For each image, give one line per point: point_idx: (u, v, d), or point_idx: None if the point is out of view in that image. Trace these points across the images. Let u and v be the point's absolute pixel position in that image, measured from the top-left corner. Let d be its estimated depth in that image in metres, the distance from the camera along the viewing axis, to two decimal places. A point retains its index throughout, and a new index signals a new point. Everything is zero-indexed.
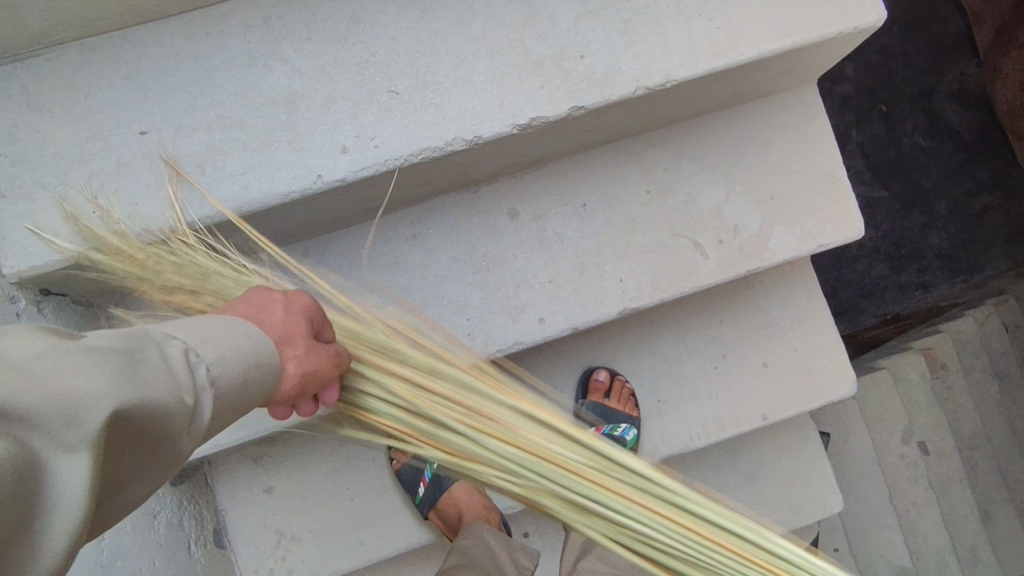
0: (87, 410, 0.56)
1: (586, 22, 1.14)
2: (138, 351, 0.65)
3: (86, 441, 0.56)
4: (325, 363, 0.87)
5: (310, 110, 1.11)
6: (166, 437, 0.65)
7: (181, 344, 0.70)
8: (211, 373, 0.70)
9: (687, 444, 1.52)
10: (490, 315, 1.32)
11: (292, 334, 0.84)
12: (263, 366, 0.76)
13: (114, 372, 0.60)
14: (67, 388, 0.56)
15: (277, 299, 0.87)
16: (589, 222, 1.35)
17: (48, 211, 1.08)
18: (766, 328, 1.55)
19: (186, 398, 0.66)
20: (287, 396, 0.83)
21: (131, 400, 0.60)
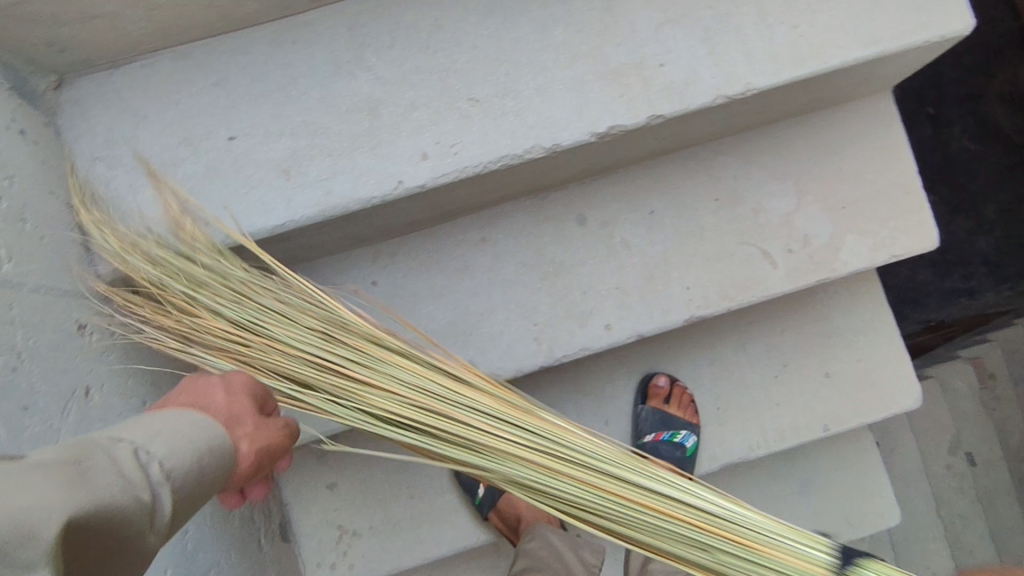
0: (43, 525, 0.48)
1: (667, 30, 1.14)
2: (82, 458, 0.57)
3: (46, 559, 0.47)
4: (275, 439, 0.83)
5: (392, 117, 1.13)
6: (127, 542, 0.57)
7: (129, 444, 0.63)
8: (165, 467, 0.63)
9: (747, 451, 1.52)
10: (556, 320, 1.33)
11: (237, 416, 0.79)
12: (217, 452, 0.70)
13: (58, 482, 0.52)
14: (10, 508, 0.48)
15: (217, 380, 0.83)
16: (657, 229, 1.36)
17: (140, 213, 1.12)
18: (830, 338, 1.53)
19: (144, 496, 0.59)
20: (240, 478, 0.77)
21: (84, 508, 0.52)
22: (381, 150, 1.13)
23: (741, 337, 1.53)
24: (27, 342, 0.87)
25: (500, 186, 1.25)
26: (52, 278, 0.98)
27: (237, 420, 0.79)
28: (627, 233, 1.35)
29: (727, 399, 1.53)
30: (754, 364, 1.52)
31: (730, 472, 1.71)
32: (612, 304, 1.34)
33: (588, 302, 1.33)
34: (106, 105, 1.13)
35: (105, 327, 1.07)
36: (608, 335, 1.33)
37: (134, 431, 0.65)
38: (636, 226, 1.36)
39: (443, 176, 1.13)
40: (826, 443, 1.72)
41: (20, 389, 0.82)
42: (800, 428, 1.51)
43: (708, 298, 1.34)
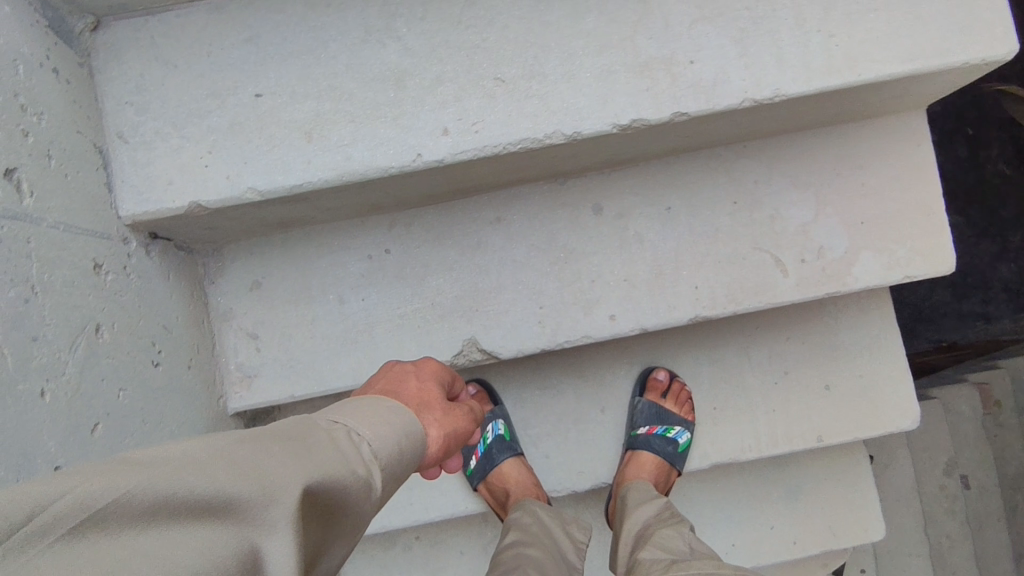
0: (283, 493, 0.61)
1: (700, 27, 1.12)
2: (309, 437, 0.71)
3: (286, 519, 0.60)
4: (460, 426, 0.95)
5: (417, 89, 1.14)
6: (344, 509, 0.71)
7: (345, 429, 0.76)
8: (373, 449, 0.76)
9: (737, 453, 1.53)
10: (563, 307, 1.35)
11: (427, 403, 0.92)
12: (412, 436, 0.82)
13: (295, 456, 0.66)
14: (262, 474, 0.61)
15: (410, 373, 0.97)
16: (672, 225, 1.35)
17: (165, 160, 1.14)
18: (833, 351, 1.53)
19: (358, 471, 0.72)
20: (433, 458, 0.89)
21: (311, 478, 0.65)
22: (403, 120, 1.14)
23: (745, 341, 1.53)
24: (39, 275, 0.91)
25: (521, 166, 1.25)
26: (72, 215, 1.01)
27: (426, 407, 0.91)
28: (643, 228, 1.35)
29: (723, 399, 1.54)
30: (754, 369, 1.52)
31: (720, 472, 1.73)
32: (619, 296, 1.35)
33: (594, 293, 1.35)
34: (140, 50, 1.14)
35: (120, 268, 1.10)
36: (611, 327, 1.35)
37: (351, 417, 0.79)
38: (651, 220, 1.36)
39: (462, 153, 1.14)
40: (819, 454, 1.73)
41: (30, 320, 0.87)
42: (793, 436, 1.52)
43: (715, 301, 1.34)
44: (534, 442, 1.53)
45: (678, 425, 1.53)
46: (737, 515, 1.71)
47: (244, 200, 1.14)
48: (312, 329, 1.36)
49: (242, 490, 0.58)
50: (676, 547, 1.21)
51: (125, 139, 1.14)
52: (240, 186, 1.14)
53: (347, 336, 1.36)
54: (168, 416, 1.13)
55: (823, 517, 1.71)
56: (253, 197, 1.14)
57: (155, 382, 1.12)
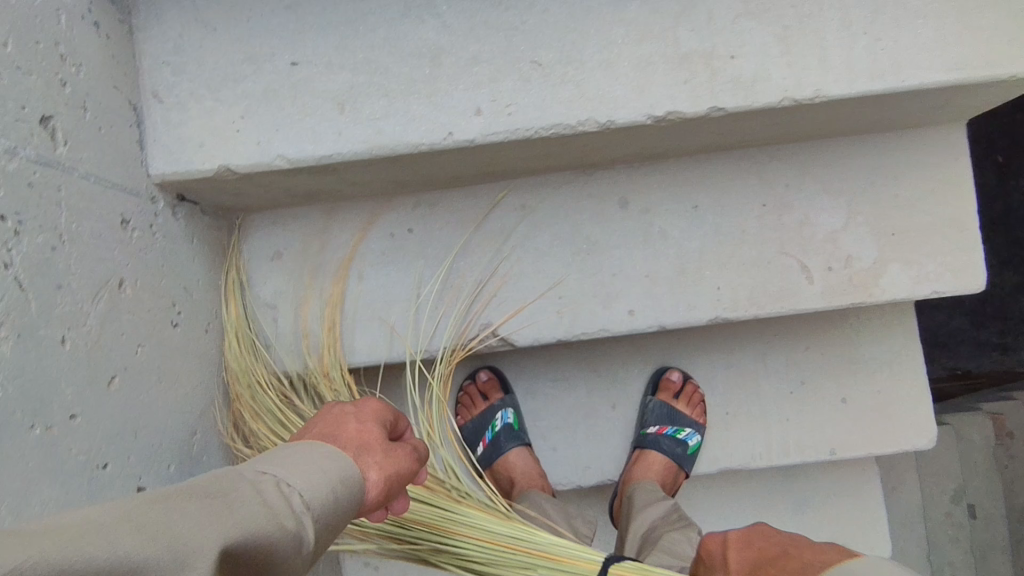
0: (199, 559, 0.57)
1: (744, 22, 1.11)
2: (234, 490, 0.68)
3: None
4: (402, 466, 0.95)
5: (453, 68, 1.13)
6: (269, 566, 0.68)
7: (274, 478, 0.74)
8: (304, 498, 0.74)
9: (747, 459, 1.52)
10: (582, 298, 1.34)
11: (367, 446, 0.92)
12: (346, 482, 0.81)
13: (215, 514, 0.63)
14: (177, 538, 0.57)
15: (349, 415, 0.97)
16: (698, 224, 1.34)
17: (198, 123, 1.14)
18: (852, 363, 1.50)
19: (287, 524, 0.70)
20: (372, 503, 0.89)
21: (229, 538, 0.62)
22: (437, 98, 1.13)
23: (762, 348, 1.51)
24: (68, 224, 0.91)
25: (550, 153, 1.24)
26: (103, 169, 1.01)
27: (366, 450, 0.91)
28: (669, 224, 1.34)
29: (736, 405, 1.52)
30: (770, 377, 1.51)
31: (727, 479, 1.71)
32: (639, 291, 1.33)
33: (616, 286, 1.34)
34: (180, 11, 1.14)
35: (146, 227, 1.10)
36: (630, 321, 1.34)
37: (281, 465, 0.77)
38: (677, 217, 1.34)
39: (494, 135, 1.13)
40: (828, 467, 1.71)
41: (56, 267, 0.87)
42: (804, 447, 1.51)
43: (737, 303, 1.33)
44: (543, 434, 1.52)
45: (688, 427, 1.50)
46: (740, 524, 1.69)
47: (273, 166, 1.14)
48: (330, 304, 1.36)
49: (151, 557, 0.55)
50: (683, 553, 1.19)
51: (159, 99, 1.14)
52: (271, 153, 1.13)
53: (364, 313, 1.36)
54: (183, 378, 1.13)
55: (829, 532, 1.68)
56: (283, 164, 1.14)
57: (172, 343, 1.12)
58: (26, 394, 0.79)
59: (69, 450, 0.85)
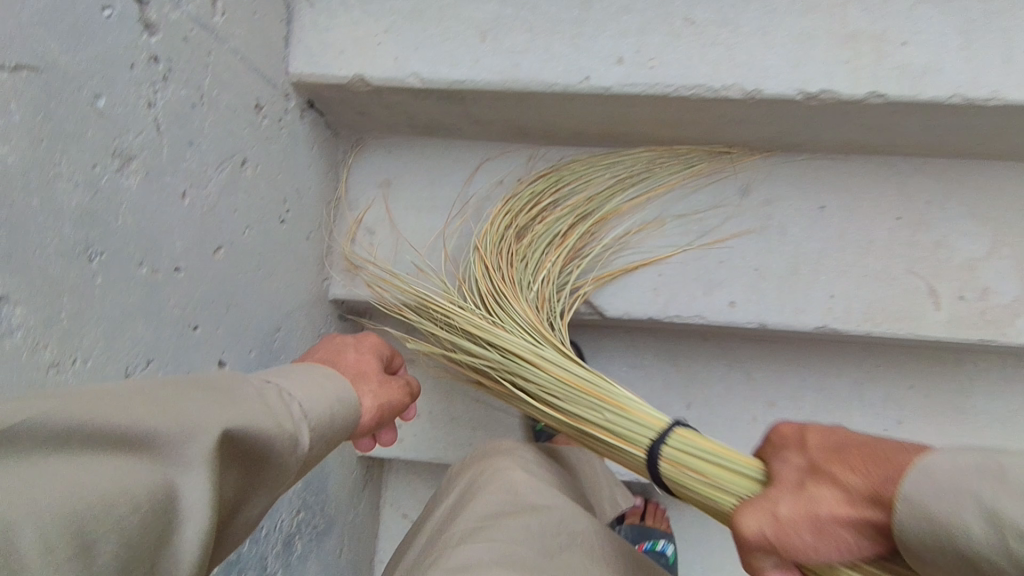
0: (202, 430, 0.57)
1: (922, 10, 1.04)
2: (238, 384, 0.67)
3: (203, 458, 0.56)
4: (395, 397, 1.02)
5: (603, 13, 1.11)
6: (270, 462, 0.67)
7: (277, 384, 0.73)
8: (303, 406, 0.73)
9: None
10: (682, 279, 1.28)
11: (364, 373, 0.99)
12: (344, 402, 0.82)
13: (218, 398, 0.62)
14: (182, 413, 0.56)
15: (350, 345, 1.05)
16: (822, 225, 1.25)
17: (342, 30, 1.15)
18: (959, 412, 1.38)
19: (285, 424, 0.68)
20: (366, 424, 0.95)
21: (234, 422, 0.61)
22: (581, 41, 1.11)
23: (862, 376, 1.40)
24: (209, 88, 0.93)
25: (682, 121, 1.19)
26: (249, 51, 1.03)
27: (363, 377, 0.98)
28: (789, 219, 1.26)
29: None
30: (865, 409, 1.39)
31: None
32: (745, 284, 1.26)
33: (720, 273, 1.27)
34: None
35: (275, 120, 1.12)
36: (729, 313, 1.26)
37: (281, 377, 0.76)
38: (801, 215, 1.26)
39: (631, 85, 1.09)
40: None
41: (191, 124, 0.89)
42: None
43: (850, 315, 1.23)
44: None
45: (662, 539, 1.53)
46: None
47: (405, 83, 1.14)
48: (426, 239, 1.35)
49: (156, 425, 0.54)
50: None
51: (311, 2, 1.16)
52: (405, 69, 1.14)
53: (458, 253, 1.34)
54: (279, 274, 1.14)
55: None
56: (415, 83, 1.14)
57: (275, 237, 1.13)
58: (142, 232, 0.80)
59: (168, 299, 0.86)
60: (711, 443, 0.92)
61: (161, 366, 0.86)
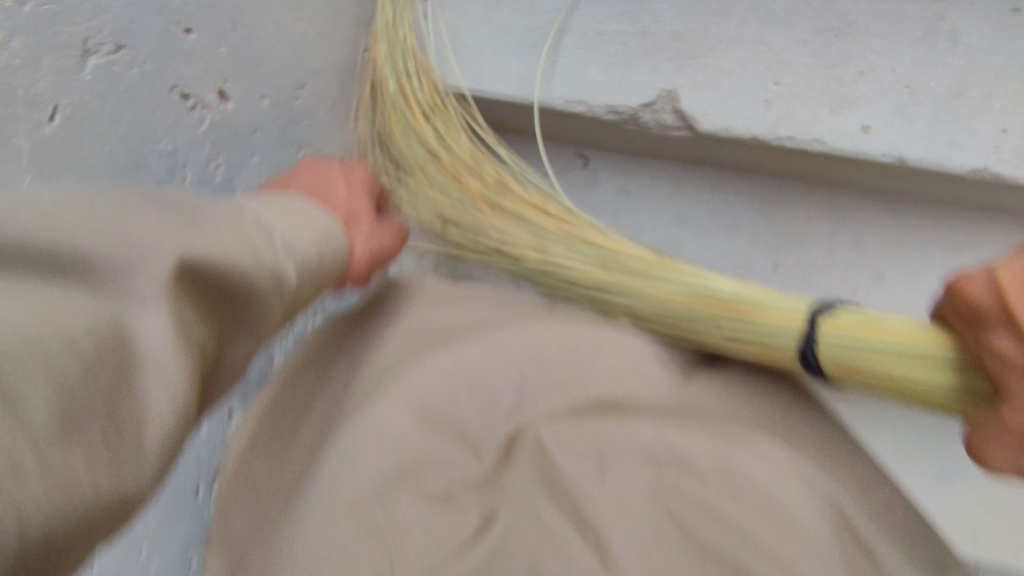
0: (156, 255, 0.46)
1: None
2: (207, 207, 0.54)
3: (159, 286, 0.46)
4: (387, 246, 0.83)
5: None
6: (250, 302, 0.54)
7: (255, 213, 0.58)
8: (290, 240, 0.60)
9: None
10: (806, 90, 1.00)
11: (356, 213, 0.79)
12: (333, 240, 0.66)
13: (180, 222, 0.50)
14: (127, 234, 0.46)
15: (336, 173, 0.81)
16: (1009, 32, 0.95)
17: None
18: None
19: (266, 256, 0.55)
20: (356, 276, 0.79)
21: (202, 250, 0.49)
22: None
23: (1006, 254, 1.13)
24: None
25: None
26: None
27: (353, 219, 0.79)
28: (961, 24, 0.96)
29: None
30: None
31: None
32: (890, 104, 0.97)
33: (859, 88, 0.98)
34: None
35: None
36: (860, 141, 0.99)
37: (264, 205, 0.62)
38: (981, 19, 0.96)
39: None
40: None
41: None
42: None
43: (1023, 158, 0.95)
44: None
45: None
46: None
47: None
48: (490, 14, 1.08)
49: (95, 246, 0.44)
50: None
51: None
52: None
53: (526, 33, 1.07)
54: (306, 15, 0.94)
55: None
56: None
57: None
58: None
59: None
60: (755, 290, 0.89)
61: (139, 65, 0.69)
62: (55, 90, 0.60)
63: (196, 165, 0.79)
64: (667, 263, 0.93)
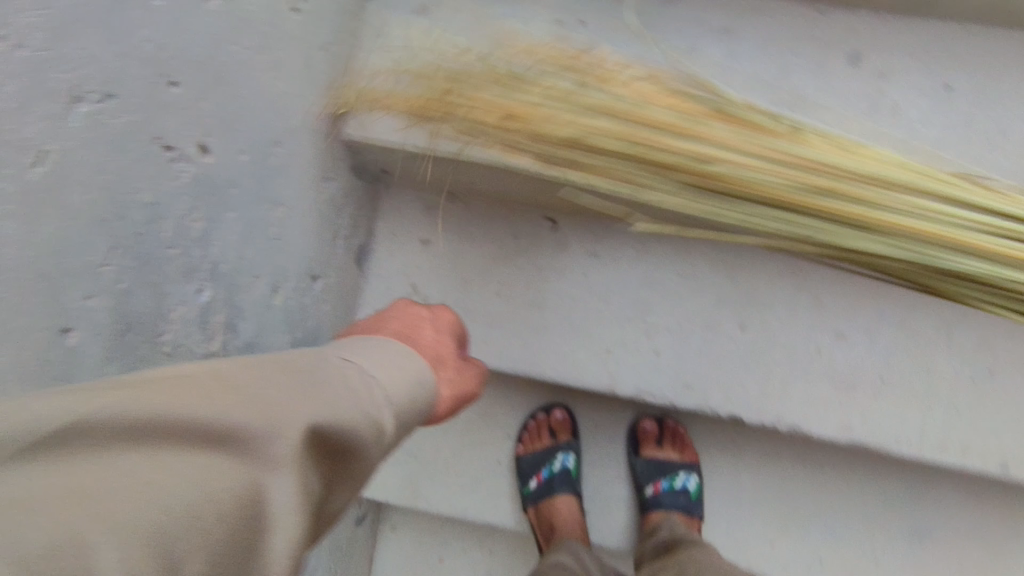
0: (287, 429, 0.54)
1: None
2: (319, 373, 0.64)
3: (290, 457, 0.53)
4: (466, 386, 0.92)
5: None
6: (355, 452, 0.62)
7: (357, 368, 0.69)
8: (387, 393, 0.69)
9: (889, 445, 1.22)
10: None
11: (441, 357, 0.89)
12: (425, 385, 0.76)
13: (304, 395, 0.59)
14: (267, 409, 0.54)
15: (425, 319, 0.92)
16: (945, 106, 1.03)
17: None
18: None
19: (370, 415, 0.63)
20: (440, 415, 0.88)
21: (321, 420, 0.57)
22: None
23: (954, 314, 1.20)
24: None
25: None
26: None
27: (441, 361, 0.88)
28: (904, 98, 1.04)
29: (897, 372, 1.21)
30: (954, 352, 1.20)
31: (843, 475, 1.40)
32: None
33: None
34: None
35: None
36: None
37: (365, 360, 0.72)
38: (920, 92, 1.04)
39: None
40: (973, 497, 1.39)
41: None
42: (968, 450, 1.21)
43: None
44: (647, 330, 1.27)
45: (681, 469, 1.42)
46: (835, 530, 1.39)
47: None
48: None
49: (239, 420, 0.52)
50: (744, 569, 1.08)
51: None
52: None
53: None
54: (284, 75, 0.96)
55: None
56: None
57: (284, 29, 0.95)
58: None
59: (140, 29, 0.71)
60: (899, 169, 0.92)
61: (126, 115, 0.71)
62: (44, 134, 0.61)
63: (175, 219, 0.81)
64: (863, 194, 0.91)
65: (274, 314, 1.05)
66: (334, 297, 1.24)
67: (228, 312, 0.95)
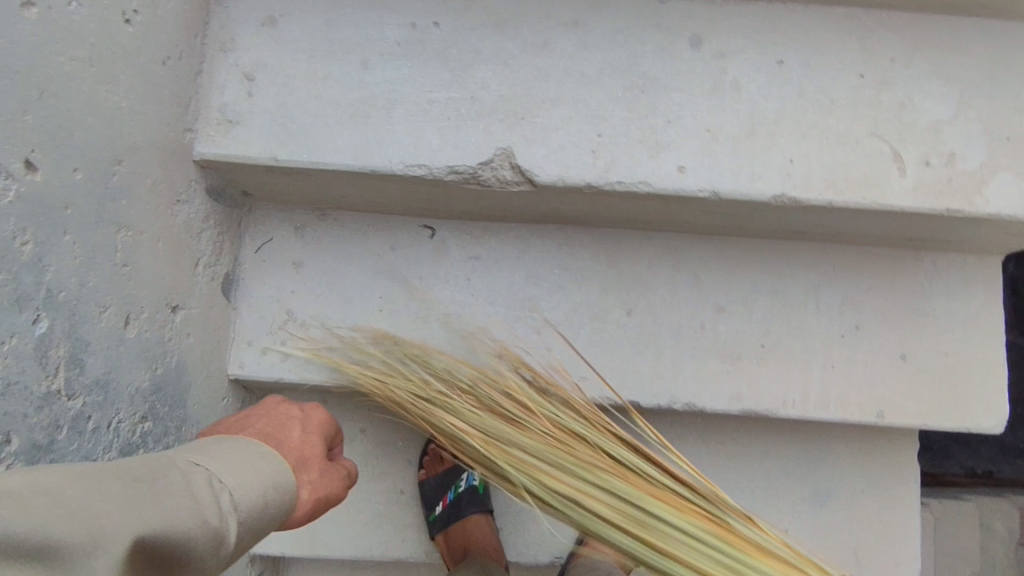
0: (110, 538, 0.54)
1: None
2: (158, 477, 0.64)
3: (112, 565, 0.54)
4: (335, 489, 0.88)
5: None
6: (185, 563, 0.62)
7: (204, 472, 0.69)
8: (233, 498, 0.68)
9: (777, 408, 1.27)
10: (625, 139, 1.09)
11: (306, 460, 0.85)
12: (280, 488, 0.75)
13: (133, 499, 0.59)
14: (90, 515, 0.54)
15: (295, 418, 0.89)
16: (780, 81, 1.11)
17: None
18: (919, 316, 1.29)
19: (209, 520, 0.64)
20: (296, 521, 0.83)
21: (148, 525, 0.58)
22: None
23: (816, 277, 1.29)
24: None
25: None
26: None
27: (305, 464, 0.85)
28: (743, 77, 1.11)
29: (776, 338, 1.27)
30: (821, 312, 1.28)
31: (741, 450, 1.43)
32: (698, 145, 1.09)
33: (669, 133, 1.09)
34: None
35: None
36: (677, 180, 1.09)
37: (216, 459, 0.72)
38: (757, 70, 1.11)
39: None
40: (861, 457, 1.45)
41: None
42: (848, 403, 1.27)
43: (811, 182, 1.09)
44: (537, 327, 1.26)
45: None
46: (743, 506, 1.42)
47: None
48: (322, 90, 1.10)
49: (58, 531, 0.52)
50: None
51: None
52: None
53: (360, 104, 1.10)
54: (118, 88, 0.89)
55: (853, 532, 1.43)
56: None
57: (116, 40, 0.88)
58: None
59: None
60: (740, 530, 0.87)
61: None
62: None
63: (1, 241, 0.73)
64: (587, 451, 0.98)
65: (128, 348, 0.95)
66: (199, 329, 1.13)
67: (71, 345, 0.84)
